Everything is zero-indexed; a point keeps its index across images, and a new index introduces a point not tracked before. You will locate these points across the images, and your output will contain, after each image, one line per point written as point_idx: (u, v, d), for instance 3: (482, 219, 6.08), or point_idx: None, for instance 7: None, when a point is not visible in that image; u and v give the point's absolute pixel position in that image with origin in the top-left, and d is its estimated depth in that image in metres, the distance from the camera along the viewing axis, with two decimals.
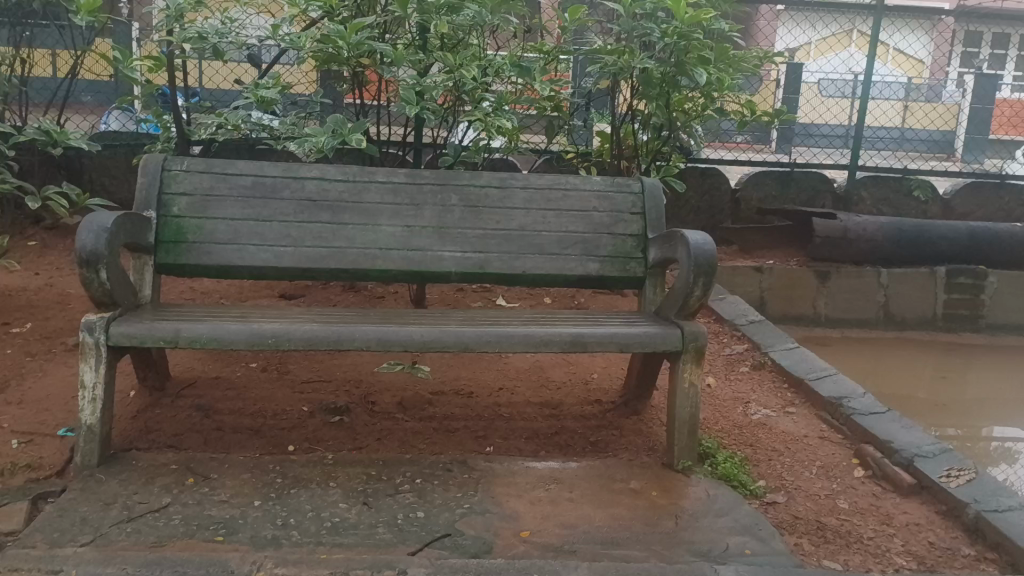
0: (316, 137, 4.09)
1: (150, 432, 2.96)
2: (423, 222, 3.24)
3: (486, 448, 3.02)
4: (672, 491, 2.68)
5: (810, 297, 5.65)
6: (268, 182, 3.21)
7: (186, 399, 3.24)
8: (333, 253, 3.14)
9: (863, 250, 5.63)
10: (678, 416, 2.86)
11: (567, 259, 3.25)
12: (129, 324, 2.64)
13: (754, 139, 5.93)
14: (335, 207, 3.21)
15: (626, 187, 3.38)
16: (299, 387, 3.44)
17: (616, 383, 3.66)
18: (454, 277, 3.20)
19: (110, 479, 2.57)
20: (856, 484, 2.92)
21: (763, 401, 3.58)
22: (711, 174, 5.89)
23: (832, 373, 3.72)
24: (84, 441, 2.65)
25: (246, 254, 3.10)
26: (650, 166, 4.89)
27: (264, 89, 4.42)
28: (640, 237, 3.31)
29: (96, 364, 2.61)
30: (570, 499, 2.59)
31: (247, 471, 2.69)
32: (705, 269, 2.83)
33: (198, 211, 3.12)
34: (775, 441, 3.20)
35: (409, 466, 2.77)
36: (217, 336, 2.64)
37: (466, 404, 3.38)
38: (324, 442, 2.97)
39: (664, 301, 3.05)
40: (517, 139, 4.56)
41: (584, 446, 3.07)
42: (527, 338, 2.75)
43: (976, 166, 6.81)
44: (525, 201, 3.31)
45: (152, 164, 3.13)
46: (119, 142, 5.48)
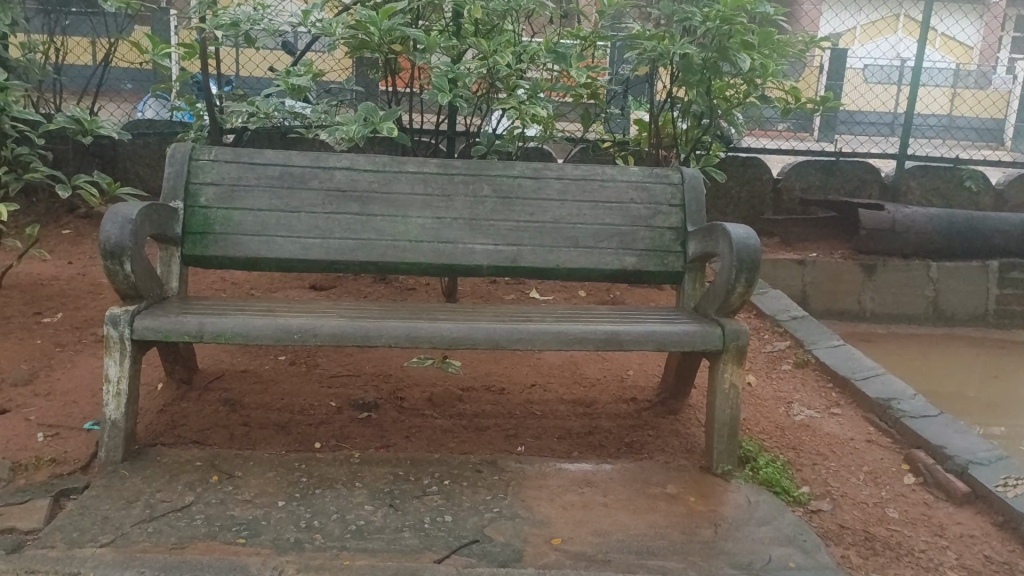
0: (346, 125, 4.01)
1: (176, 426, 2.91)
2: (454, 213, 3.15)
3: (517, 448, 2.93)
4: (710, 497, 2.56)
5: (855, 292, 5.46)
6: (297, 172, 3.13)
7: (212, 393, 3.19)
8: (361, 246, 3.06)
9: (912, 243, 5.43)
10: (718, 418, 2.74)
11: (604, 252, 3.13)
12: (154, 318, 2.58)
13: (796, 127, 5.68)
14: (364, 198, 3.13)
15: (665, 177, 3.26)
16: (327, 381, 3.38)
17: (652, 380, 3.54)
18: (486, 270, 3.10)
19: (133, 476, 2.52)
20: (906, 492, 2.78)
21: (806, 402, 3.44)
22: (752, 164, 5.70)
23: (879, 373, 3.57)
24: (109, 436, 2.60)
25: (274, 246, 3.03)
26: (690, 156, 4.73)
27: (295, 76, 4.35)
28: (679, 230, 3.18)
29: (121, 358, 2.56)
30: (604, 504, 2.48)
31: (272, 469, 2.62)
32: (748, 265, 2.70)
33: (225, 201, 3.06)
34: (820, 445, 3.06)
35: (438, 466, 2.68)
36: (242, 330, 2.57)
37: (497, 401, 3.29)
38: (351, 440, 2.90)
39: (704, 296, 2.92)
40: (552, 128, 4.44)
41: (619, 446, 2.96)
42: (561, 335, 2.64)
43: None
44: (559, 192, 3.20)
45: (179, 153, 3.08)
46: (152, 130, 5.44)
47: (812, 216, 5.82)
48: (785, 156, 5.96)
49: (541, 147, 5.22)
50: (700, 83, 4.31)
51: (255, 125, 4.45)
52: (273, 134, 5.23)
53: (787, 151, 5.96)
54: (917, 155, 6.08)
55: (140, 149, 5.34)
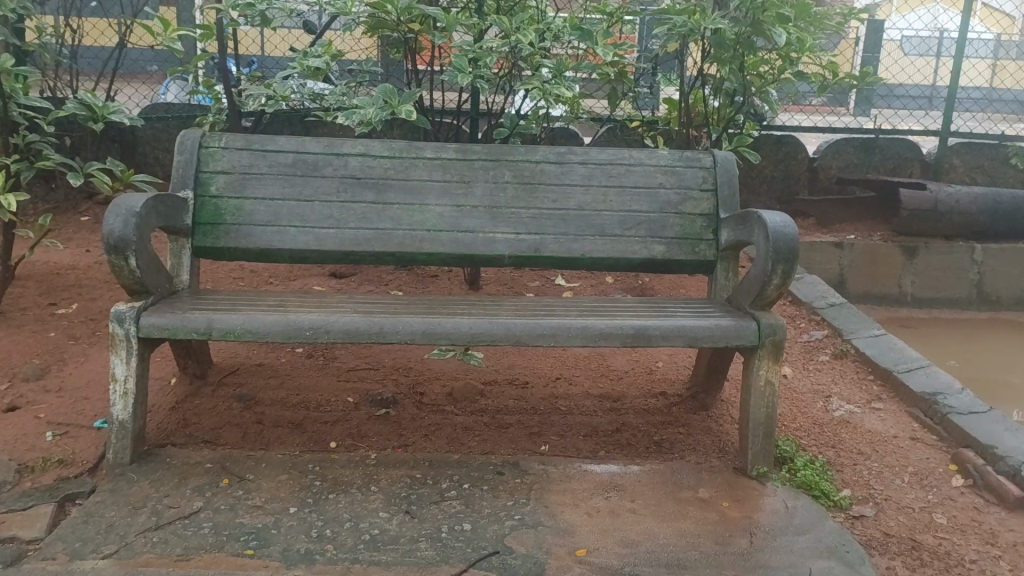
0: (364, 108, 3.86)
1: (188, 425, 2.82)
2: (474, 201, 3.00)
3: (541, 447, 2.79)
4: (744, 502, 2.41)
5: (895, 275, 5.24)
6: (310, 159, 3.00)
7: (226, 389, 3.09)
8: (377, 236, 2.93)
9: (955, 224, 5.19)
10: (754, 418, 2.58)
11: (631, 240, 2.97)
12: (161, 315, 2.47)
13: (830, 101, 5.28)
14: (380, 185, 2.99)
15: (696, 161, 3.08)
16: (344, 375, 3.26)
17: (682, 373, 3.39)
18: (508, 260, 2.96)
19: (141, 480, 2.43)
20: (954, 495, 2.61)
21: (846, 395, 3.26)
22: (786, 142, 5.50)
23: (924, 365, 3.38)
24: (116, 437, 2.51)
25: (286, 237, 2.91)
26: (723, 136, 4.56)
27: (312, 57, 4.21)
28: (711, 216, 3.01)
29: (127, 357, 2.46)
30: (632, 510, 2.35)
31: (285, 471, 2.52)
32: (786, 255, 2.53)
33: (236, 190, 2.94)
34: (861, 443, 2.90)
35: (457, 468, 2.56)
36: (252, 328, 2.46)
37: (521, 396, 3.16)
38: (368, 439, 2.79)
39: (738, 288, 2.77)
40: (578, 108, 4.28)
41: (648, 445, 2.82)
42: (585, 331, 2.50)
43: None
44: (584, 177, 3.05)
45: (189, 141, 2.96)
46: (170, 113, 5.33)
47: (850, 196, 5.59)
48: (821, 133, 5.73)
49: (566, 128, 5.04)
50: (733, 59, 4.12)
51: (271, 108, 4.32)
52: (291, 118, 5.11)
53: (823, 128, 5.73)
54: (960, 132, 5.86)
55: (158, 133, 5.23)
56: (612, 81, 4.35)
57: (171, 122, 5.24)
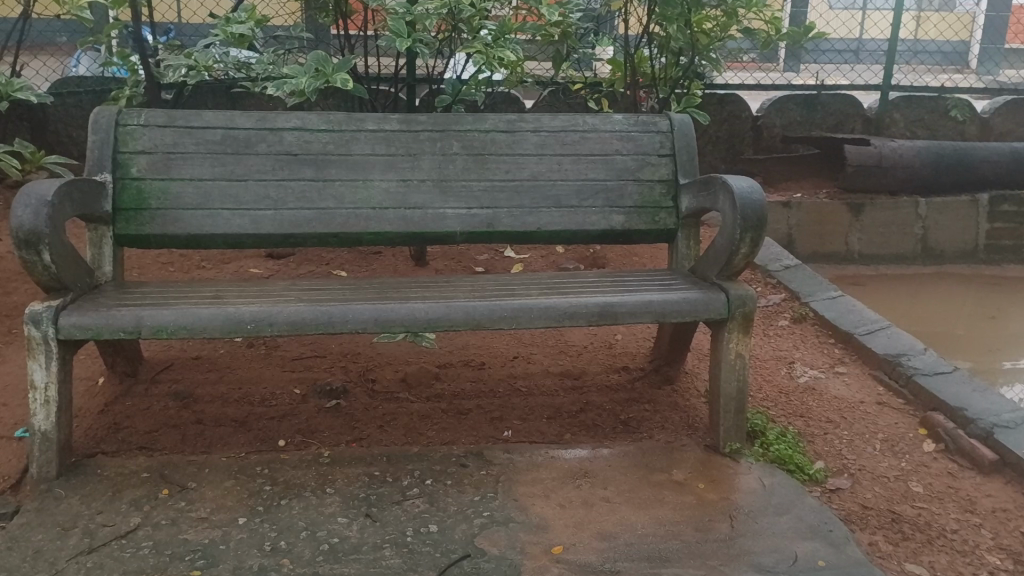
0: (295, 78, 3.62)
1: (120, 430, 2.60)
2: (421, 174, 2.81)
3: (503, 433, 2.65)
4: (720, 483, 2.32)
5: (842, 232, 5.21)
6: (241, 135, 2.77)
7: (161, 386, 2.87)
8: (319, 216, 2.72)
9: (899, 178, 5.18)
10: (724, 393, 2.48)
11: (589, 211, 2.83)
12: (82, 313, 2.24)
13: (761, 58, 5.28)
14: (320, 161, 2.78)
15: (653, 125, 2.95)
16: (289, 365, 3.07)
17: (643, 345, 3.28)
18: (460, 237, 2.79)
19: (70, 495, 2.21)
20: (927, 461, 2.56)
21: (809, 360, 3.21)
22: (730, 101, 5.39)
23: (884, 326, 3.33)
24: (40, 450, 2.28)
25: (219, 220, 2.68)
26: (671, 96, 4.41)
27: (235, 24, 3.92)
28: (671, 183, 2.89)
29: (47, 361, 2.23)
30: (606, 499, 2.23)
31: (231, 476, 2.33)
32: (754, 223, 2.41)
33: (160, 171, 2.70)
34: (829, 410, 2.83)
35: (418, 462, 2.41)
36: (187, 324, 2.25)
37: (478, 378, 3.01)
38: (320, 434, 2.61)
39: (702, 257, 2.65)
40: (521, 72, 4.09)
41: (614, 425, 2.71)
42: (548, 311, 2.36)
43: (995, 79, 6.40)
44: (537, 145, 2.88)
45: (104, 118, 2.70)
46: (82, 87, 4.88)
47: (795, 154, 5.52)
48: (764, 91, 5.63)
49: (506, 92, 4.83)
50: (679, 16, 4.03)
51: (194, 80, 4.05)
52: (216, 89, 4.76)
53: (766, 86, 5.65)
54: (901, 86, 5.80)
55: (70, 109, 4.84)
56: (555, 42, 4.17)
57: (84, 97, 4.78)
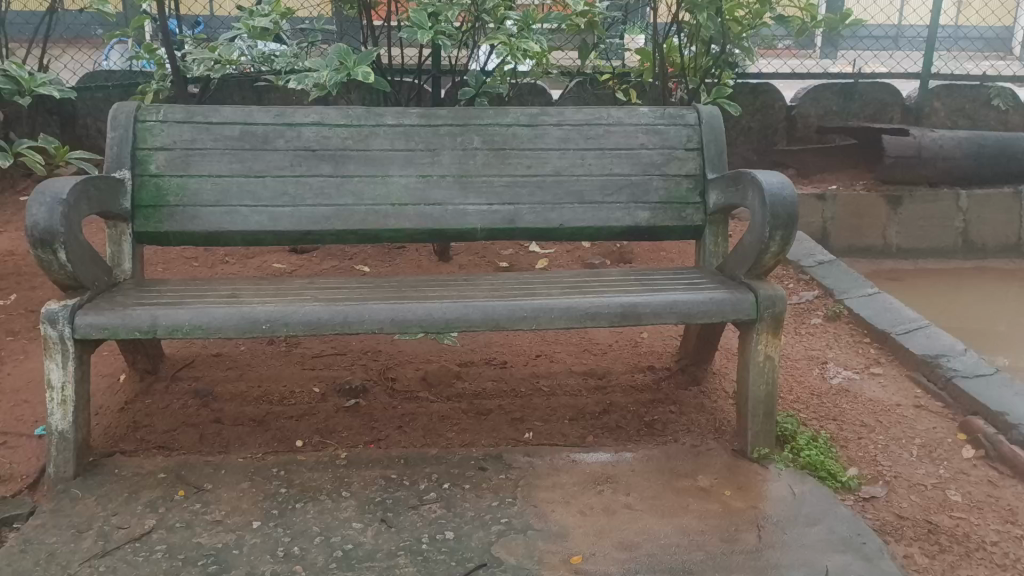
0: (317, 72, 3.57)
1: (139, 429, 2.58)
2: (442, 170, 2.75)
3: (524, 435, 2.59)
4: (748, 490, 2.25)
5: (879, 226, 5.06)
6: (259, 130, 2.73)
7: (181, 384, 2.85)
8: (337, 213, 2.68)
9: (939, 169, 5.02)
10: (753, 397, 2.40)
11: (614, 207, 2.76)
12: (98, 312, 2.21)
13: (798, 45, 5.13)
14: (339, 157, 2.73)
15: (681, 118, 2.86)
16: (309, 363, 3.03)
17: (670, 344, 3.20)
18: (481, 234, 2.73)
19: (86, 496, 2.19)
20: (966, 469, 2.45)
21: (842, 361, 3.10)
22: (763, 90, 5.25)
23: (922, 325, 3.21)
24: (57, 449, 2.26)
25: (237, 217, 2.64)
26: (701, 87, 4.29)
27: (258, 16, 3.88)
28: (698, 178, 2.80)
29: (63, 361, 2.20)
30: (628, 506, 2.17)
31: (247, 478, 2.30)
32: (784, 220, 2.32)
33: (179, 167, 2.66)
34: (863, 414, 2.73)
35: (436, 465, 2.36)
36: (203, 323, 2.21)
37: (500, 377, 2.95)
38: (338, 435, 2.57)
39: (730, 255, 2.56)
40: (546, 63, 4.01)
41: (639, 428, 2.63)
42: (570, 312, 2.29)
43: None
44: (560, 139, 2.81)
45: (123, 114, 2.67)
46: (111, 81, 4.85)
47: (829, 145, 5.37)
48: (798, 80, 5.48)
49: (532, 84, 4.76)
50: (709, 4, 3.91)
51: (217, 74, 4.04)
52: (241, 83, 4.74)
53: (800, 74, 5.49)
54: (941, 74, 5.60)
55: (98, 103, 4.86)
56: (582, 32, 4.08)
57: (111, 90, 4.75)
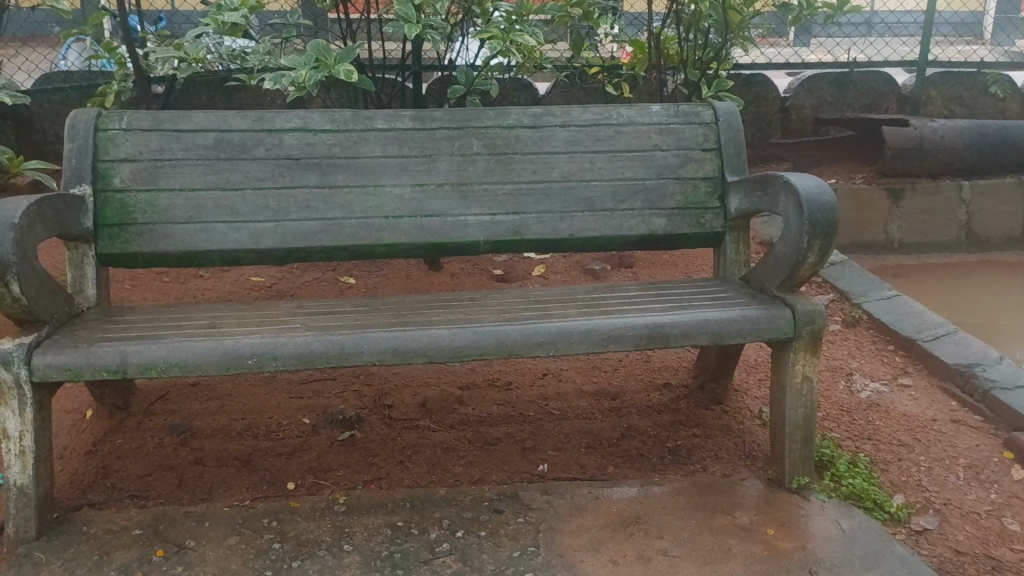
0: (294, 70, 3.30)
1: (110, 475, 2.31)
2: (439, 177, 2.51)
3: (538, 467, 2.37)
4: (792, 527, 2.04)
5: (881, 220, 4.88)
6: (235, 138, 2.46)
7: (155, 419, 2.58)
8: (325, 227, 2.42)
9: (941, 161, 4.86)
10: (790, 422, 2.19)
11: (627, 214, 2.53)
12: (59, 350, 1.94)
13: (777, 32, 4.84)
14: (325, 166, 2.47)
15: (695, 115, 2.63)
16: (296, 390, 2.78)
17: (684, 358, 2.99)
18: (483, 246, 2.49)
19: (51, 562, 1.93)
20: (1019, 492, 2.27)
21: (868, 371, 2.91)
22: (757, 81, 5.06)
23: (950, 331, 3.02)
24: (16, 507, 1.98)
25: (214, 235, 2.38)
26: (701, 79, 4.06)
27: (226, 11, 3.57)
28: (717, 180, 2.58)
29: (21, 407, 1.94)
30: (664, 552, 1.96)
31: (234, 532, 2.05)
32: (823, 229, 2.10)
33: (147, 181, 2.39)
34: (901, 431, 2.54)
35: (446, 508, 2.13)
36: (180, 360, 1.95)
37: (505, 400, 2.72)
38: (333, 474, 2.33)
39: (757, 266, 2.35)
40: (538, 56, 3.75)
41: (662, 455, 2.42)
42: (591, 336, 2.07)
43: None
44: (567, 141, 2.58)
45: (81, 122, 2.39)
46: (69, 82, 4.51)
47: (826, 137, 5.18)
48: (792, 69, 5.28)
49: (519, 79, 4.51)
50: None
51: (185, 73, 3.74)
52: (209, 82, 4.44)
53: (794, 64, 5.30)
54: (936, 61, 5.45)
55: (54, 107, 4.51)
56: (576, 22, 3.83)
57: (70, 92, 4.41)
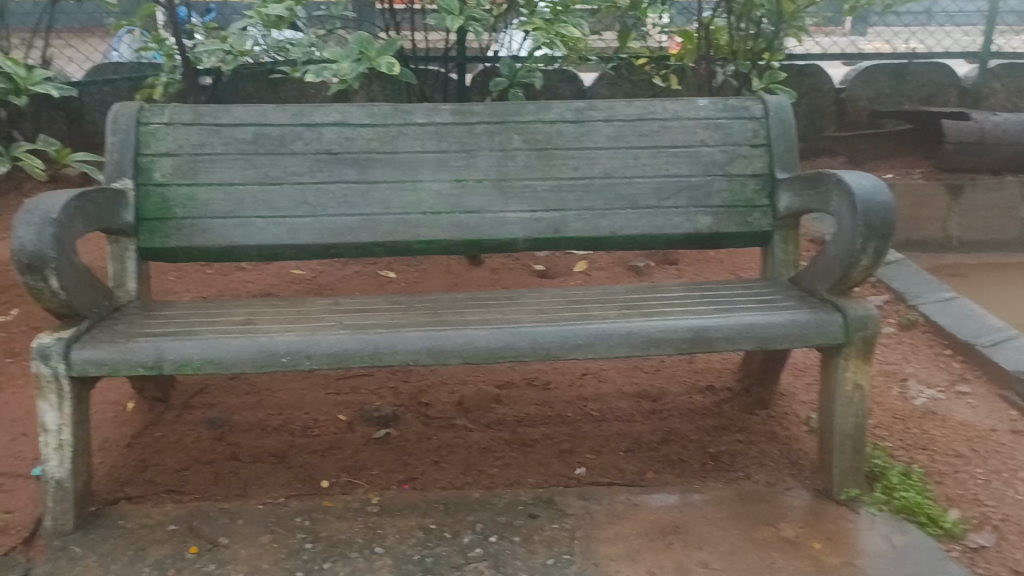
0: (336, 63, 3.28)
1: (148, 469, 2.31)
2: (478, 173, 2.46)
3: (576, 471, 2.31)
4: (839, 542, 1.96)
5: (940, 217, 4.71)
6: (274, 132, 2.44)
7: (194, 413, 2.59)
8: (363, 223, 2.40)
9: (1003, 156, 4.66)
10: (840, 431, 2.10)
11: (671, 212, 2.46)
12: (96, 345, 1.93)
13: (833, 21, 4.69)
14: (363, 161, 2.44)
15: (744, 110, 2.54)
16: (333, 386, 2.76)
17: (728, 360, 2.90)
18: (523, 244, 2.44)
19: (87, 556, 1.93)
20: None
21: (923, 377, 2.79)
22: (811, 72, 4.90)
23: (1011, 336, 2.89)
24: (54, 500, 1.99)
25: (252, 230, 2.37)
26: (752, 71, 3.94)
27: (270, 3, 3.56)
28: (766, 177, 2.49)
29: (59, 401, 1.94)
30: (704, 564, 1.90)
31: (267, 530, 2.04)
32: (878, 230, 2.01)
33: (187, 175, 2.39)
34: (957, 441, 2.43)
35: (480, 511, 2.09)
36: (214, 357, 1.94)
37: (544, 400, 2.67)
38: (368, 473, 2.30)
39: (807, 267, 2.26)
40: (584, 47, 3.68)
41: (704, 461, 2.34)
42: (631, 339, 2.00)
43: None
44: (610, 137, 2.51)
45: (123, 116, 2.39)
46: (119, 74, 4.56)
47: (882, 130, 5.01)
48: (848, 60, 5.12)
49: (564, 71, 4.44)
50: None
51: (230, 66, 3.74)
52: (256, 74, 4.46)
53: (850, 55, 5.13)
54: (1001, 52, 5.23)
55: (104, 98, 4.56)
56: (623, 13, 3.74)
57: (119, 83, 4.46)
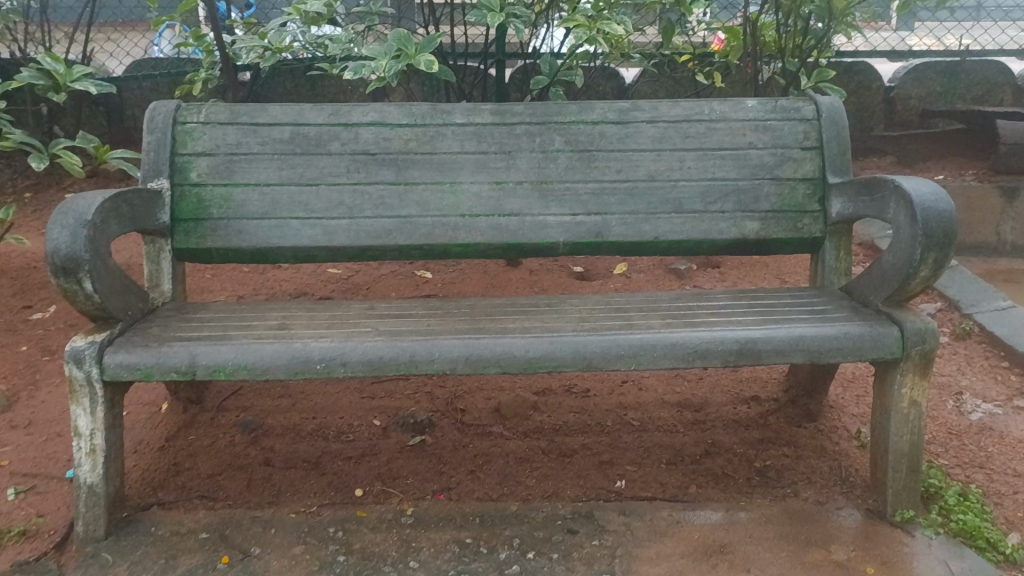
0: (375, 60, 3.22)
1: (180, 473, 2.28)
2: (519, 175, 2.40)
3: (615, 484, 2.24)
4: (893, 567, 1.87)
5: (992, 219, 4.43)
6: (311, 131, 2.39)
7: (228, 415, 2.56)
8: (400, 226, 2.34)
9: None
10: (895, 449, 2.01)
11: (718, 217, 2.37)
12: (130, 349, 1.90)
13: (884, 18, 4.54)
14: (401, 162, 2.39)
15: (795, 111, 2.44)
16: (368, 389, 2.71)
17: (774, 369, 2.80)
18: (563, 249, 2.38)
19: (118, 563, 1.91)
20: None
21: (980, 391, 2.67)
22: (860, 69, 4.80)
23: None
24: (86, 506, 1.96)
25: (288, 231, 2.32)
26: (800, 68, 3.83)
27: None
28: (817, 181, 2.39)
29: (92, 406, 1.91)
30: None
31: (299, 541, 1.99)
32: (939, 239, 1.90)
33: (223, 176, 2.35)
34: (1017, 460, 2.31)
35: (517, 526, 2.03)
36: (248, 363, 1.89)
37: (583, 409, 2.60)
38: (402, 481, 2.25)
39: (860, 276, 2.16)
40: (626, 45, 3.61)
41: (749, 476, 2.26)
42: (678, 350, 1.92)
43: None
44: (656, 138, 2.42)
45: (160, 115, 2.36)
46: (159, 70, 4.56)
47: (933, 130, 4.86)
48: (898, 57, 4.97)
49: (606, 69, 4.36)
50: None
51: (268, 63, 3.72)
52: (294, 71, 4.44)
53: (900, 52, 4.99)
54: None
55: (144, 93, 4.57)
56: (667, 9, 3.66)
57: (159, 80, 4.47)
